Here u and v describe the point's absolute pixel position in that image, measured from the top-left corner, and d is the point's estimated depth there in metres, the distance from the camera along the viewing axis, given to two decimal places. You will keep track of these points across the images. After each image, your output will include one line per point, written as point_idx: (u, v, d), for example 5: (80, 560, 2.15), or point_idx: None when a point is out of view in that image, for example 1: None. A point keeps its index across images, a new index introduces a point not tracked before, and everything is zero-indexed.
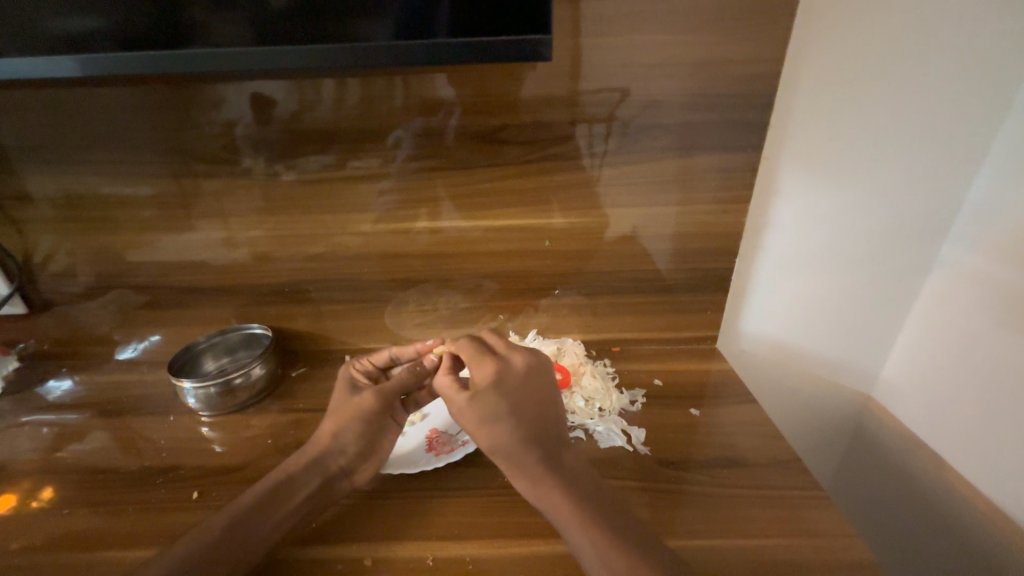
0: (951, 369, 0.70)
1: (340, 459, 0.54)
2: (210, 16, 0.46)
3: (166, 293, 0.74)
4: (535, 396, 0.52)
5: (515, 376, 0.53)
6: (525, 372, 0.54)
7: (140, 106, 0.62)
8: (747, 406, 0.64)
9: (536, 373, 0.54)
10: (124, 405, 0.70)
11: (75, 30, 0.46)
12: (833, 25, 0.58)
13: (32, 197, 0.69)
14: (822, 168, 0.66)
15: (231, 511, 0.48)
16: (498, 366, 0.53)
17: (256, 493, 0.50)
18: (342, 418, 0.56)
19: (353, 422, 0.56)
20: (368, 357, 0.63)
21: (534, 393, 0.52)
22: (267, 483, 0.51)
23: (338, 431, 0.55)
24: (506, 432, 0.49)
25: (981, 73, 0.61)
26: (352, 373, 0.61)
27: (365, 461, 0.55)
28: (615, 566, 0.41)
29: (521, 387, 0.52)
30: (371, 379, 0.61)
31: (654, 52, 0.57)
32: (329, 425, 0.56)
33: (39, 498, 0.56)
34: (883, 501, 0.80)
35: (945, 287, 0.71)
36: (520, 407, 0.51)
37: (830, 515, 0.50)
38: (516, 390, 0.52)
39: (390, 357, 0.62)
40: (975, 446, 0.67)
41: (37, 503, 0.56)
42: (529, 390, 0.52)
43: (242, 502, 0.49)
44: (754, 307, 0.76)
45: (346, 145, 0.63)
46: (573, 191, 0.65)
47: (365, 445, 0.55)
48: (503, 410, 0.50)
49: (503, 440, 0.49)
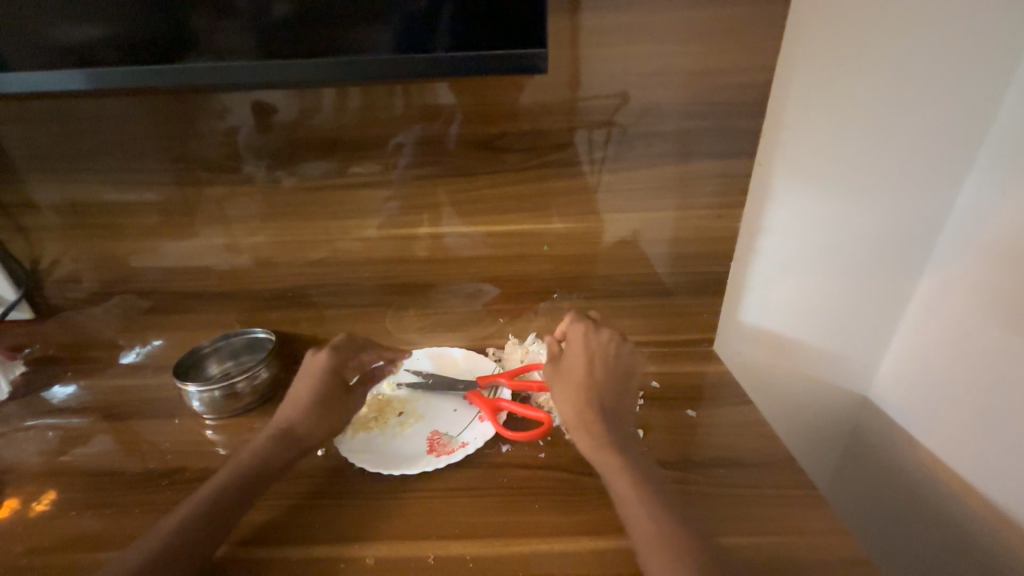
0: (945, 368, 0.71)
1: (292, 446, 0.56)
2: (215, 27, 0.47)
3: (170, 298, 0.75)
4: (610, 361, 0.58)
5: (598, 340, 0.59)
6: (607, 338, 0.59)
7: (145, 115, 0.64)
8: (745, 407, 0.65)
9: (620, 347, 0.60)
10: (127, 408, 0.70)
11: (84, 42, 0.48)
12: (824, 32, 0.60)
13: (38, 205, 0.70)
14: (814, 173, 0.67)
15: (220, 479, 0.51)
16: (587, 327, 0.60)
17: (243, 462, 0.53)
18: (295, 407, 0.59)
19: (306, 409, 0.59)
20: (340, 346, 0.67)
21: (612, 360, 0.58)
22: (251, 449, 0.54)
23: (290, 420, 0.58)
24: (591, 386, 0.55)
25: (971, 78, 0.62)
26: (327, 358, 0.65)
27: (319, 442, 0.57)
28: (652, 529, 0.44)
29: (600, 351, 0.58)
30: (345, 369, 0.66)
31: (648, 61, 0.59)
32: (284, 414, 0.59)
33: (45, 501, 0.57)
34: (880, 501, 0.81)
35: (937, 288, 0.72)
36: (596, 366, 0.57)
37: (826, 514, 0.51)
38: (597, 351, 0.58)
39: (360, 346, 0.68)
40: (970, 446, 0.68)
41: (43, 506, 0.56)
42: (610, 355, 0.58)
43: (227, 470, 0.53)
44: (750, 308, 0.77)
45: (348, 152, 0.65)
46: (572, 197, 0.67)
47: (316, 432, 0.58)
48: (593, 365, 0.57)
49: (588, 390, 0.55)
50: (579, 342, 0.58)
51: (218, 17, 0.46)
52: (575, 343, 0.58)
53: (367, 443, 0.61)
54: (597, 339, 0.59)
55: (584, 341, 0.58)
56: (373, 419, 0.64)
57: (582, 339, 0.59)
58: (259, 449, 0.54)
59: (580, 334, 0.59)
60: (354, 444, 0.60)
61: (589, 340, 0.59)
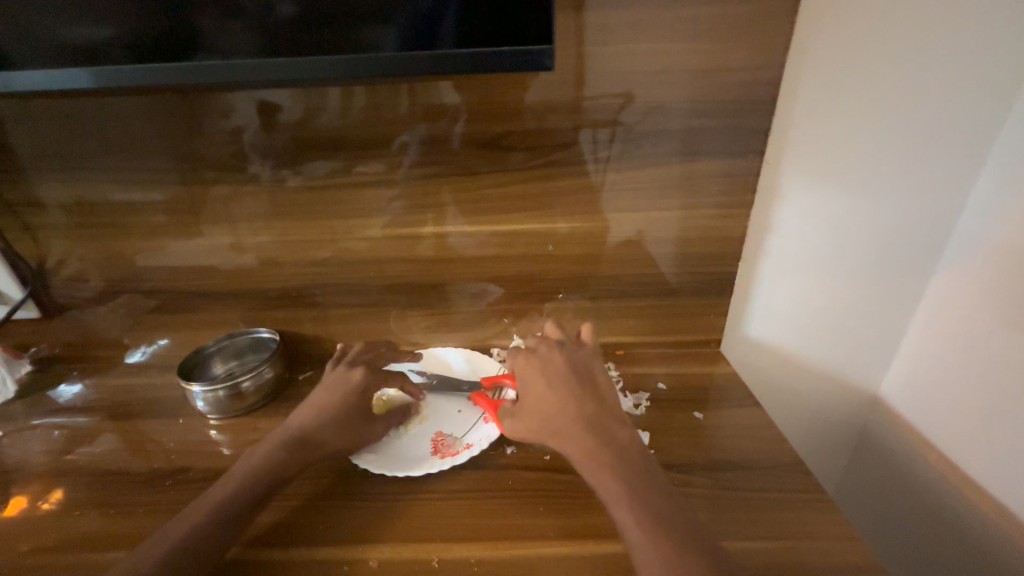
0: (955, 371, 0.70)
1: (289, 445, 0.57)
2: (219, 26, 0.47)
3: (175, 297, 0.76)
4: (559, 372, 0.53)
5: (541, 361, 0.54)
6: (546, 352, 0.55)
7: (150, 115, 0.64)
8: (751, 409, 0.64)
9: (566, 352, 0.55)
10: (132, 407, 0.70)
11: (89, 41, 0.48)
12: (833, 29, 0.59)
13: (45, 204, 0.70)
14: (823, 172, 0.66)
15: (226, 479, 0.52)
16: (525, 356, 0.55)
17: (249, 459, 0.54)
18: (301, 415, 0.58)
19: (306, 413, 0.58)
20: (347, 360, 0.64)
21: (563, 371, 0.53)
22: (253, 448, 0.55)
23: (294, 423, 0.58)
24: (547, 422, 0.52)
25: (983, 76, 0.61)
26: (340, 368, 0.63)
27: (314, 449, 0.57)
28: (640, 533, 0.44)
29: (545, 368, 0.54)
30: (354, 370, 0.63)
31: (655, 59, 0.58)
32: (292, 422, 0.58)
33: (51, 500, 0.57)
34: (889, 504, 0.80)
35: (947, 289, 0.71)
36: (548, 386, 0.53)
37: (835, 519, 0.50)
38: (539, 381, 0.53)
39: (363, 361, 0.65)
40: (979, 451, 0.67)
41: (48, 505, 0.56)
42: (558, 367, 0.54)
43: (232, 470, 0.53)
44: (757, 309, 0.76)
45: (352, 151, 0.64)
46: (577, 197, 0.66)
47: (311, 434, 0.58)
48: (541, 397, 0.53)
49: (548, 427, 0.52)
50: (524, 371, 0.55)
51: (221, 14, 0.46)
52: (522, 371, 0.55)
53: (371, 444, 0.60)
54: (537, 359, 0.55)
55: (528, 369, 0.54)
56: None
57: (527, 370, 0.55)
58: (263, 448, 0.54)
59: (519, 363, 0.55)
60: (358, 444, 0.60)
61: (531, 362, 0.55)
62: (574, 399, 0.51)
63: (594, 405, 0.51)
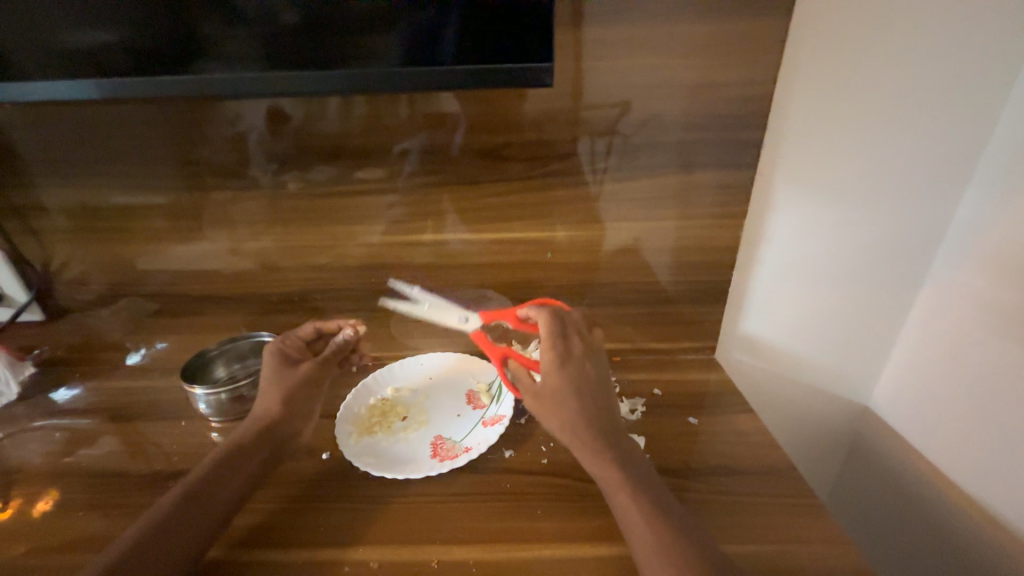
0: (945, 379, 0.72)
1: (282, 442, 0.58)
2: (221, 29, 0.47)
3: (177, 300, 0.76)
4: (592, 374, 0.53)
5: (575, 357, 0.54)
6: (580, 352, 0.55)
7: (157, 121, 0.65)
8: (745, 415, 0.66)
9: (595, 353, 0.56)
10: (133, 410, 0.71)
11: (100, 51, 0.49)
12: (824, 47, 0.61)
13: (51, 208, 0.71)
14: (815, 184, 0.68)
15: (221, 470, 0.52)
16: (559, 348, 0.54)
17: (246, 454, 0.54)
18: (292, 406, 0.59)
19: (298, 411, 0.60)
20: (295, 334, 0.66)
21: (595, 373, 0.54)
22: (251, 442, 0.55)
23: (288, 417, 0.59)
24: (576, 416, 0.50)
25: (969, 94, 0.63)
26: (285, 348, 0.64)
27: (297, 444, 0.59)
28: (648, 532, 0.45)
29: (582, 368, 0.53)
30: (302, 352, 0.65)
31: (652, 74, 0.60)
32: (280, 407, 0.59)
33: (46, 501, 0.58)
34: (881, 511, 0.81)
35: (935, 301, 0.73)
36: (584, 387, 0.52)
37: (826, 523, 0.51)
38: (573, 373, 0.52)
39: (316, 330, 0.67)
40: (970, 457, 0.68)
41: (44, 506, 0.57)
42: (591, 369, 0.54)
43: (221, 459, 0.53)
44: (751, 317, 0.77)
45: (355, 158, 0.66)
46: (575, 206, 0.67)
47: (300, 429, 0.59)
48: (576, 393, 0.51)
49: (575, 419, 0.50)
50: (562, 368, 0.52)
51: (228, 26, 0.47)
52: (560, 368, 0.52)
53: (371, 447, 0.61)
54: (575, 358, 0.54)
55: (567, 368, 0.52)
56: (377, 423, 0.64)
57: (561, 363, 0.53)
58: (261, 446, 0.55)
59: (558, 359, 0.53)
60: (357, 447, 0.60)
61: (570, 361, 0.53)
62: (602, 402, 0.52)
63: (613, 410, 0.53)
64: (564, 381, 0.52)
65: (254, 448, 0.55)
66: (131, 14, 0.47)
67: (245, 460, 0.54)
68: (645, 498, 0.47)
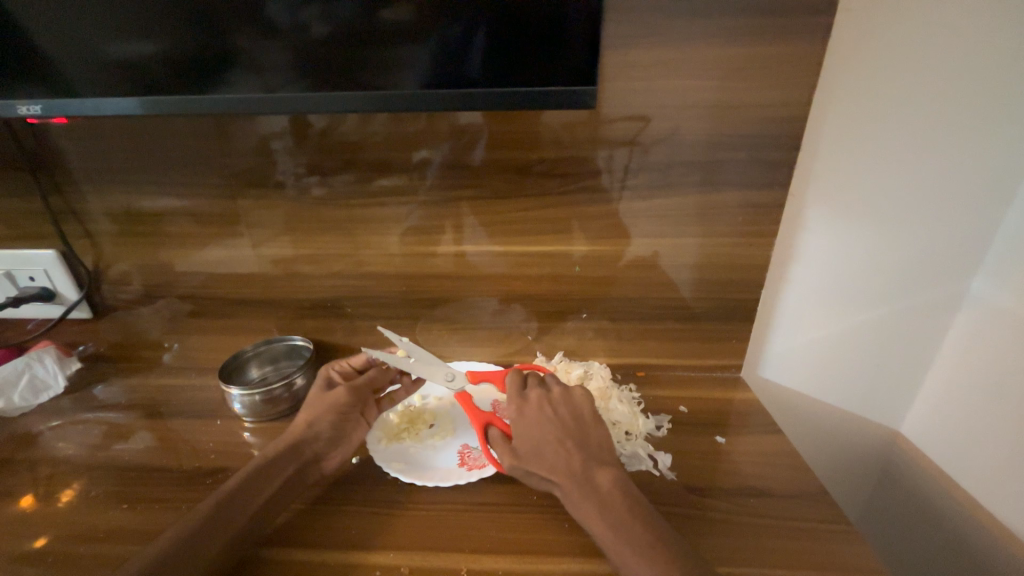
0: (982, 405, 0.69)
1: (315, 445, 0.58)
2: (265, 49, 0.50)
3: (211, 302, 0.79)
4: (552, 420, 0.53)
5: (531, 410, 0.54)
6: (537, 402, 0.55)
7: (199, 132, 0.68)
8: (773, 436, 0.65)
9: (558, 401, 0.55)
10: (169, 407, 0.73)
11: (149, 65, 0.52)
12: (857, 70, 0.61)
13: (98, 212, 0.75)
14: (848, 205, 0.67)
15: (248, 475, 0.53)
16: (515, 406, 0.55)
17: (277, 464, 0.55)
18: (317, 410, 0.60)
19: (330, 412, 0.60)
20: (348, 359, 0.67)
21: (555, 421, 0.53)
22: (279, 451, 0.56)
23: (313, 421, 0.59)
24: (553, 462, 0.50)
25: (1006, 117, 0.62)
26: (330, 373, 0.64)
27: (335, 449, 0.59)
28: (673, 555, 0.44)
29: (539, 419, 0.53)
30: (347, 379, 0.65)
31: (682, 95, 0.60)
32: (304, 416, 0.60)
33: (67, 496, 0.60)
34: (913, 541, 0.78)
35: (971, 325, 0.71)
36: (541, 439, 0.52)
37: (862, 551, 0.50)
38: (530, 425, 0.53)
39: (367, 359, 0.66)
40: (1010, 488, 0.66)
41: (67, 500, 0.59)
42: (550, 417, 0.53)
43: (252, 467, 0.54)
44: (779, 337, 0.76)
45: (387, 169, 0.68)
46: (602, 221, 0.68)
47: (335, 433, 0.59)
48: (544, 441, 0.52)
49: (557, 461, 0.50)
50: (518, 423, 0.53)
51: (268, 46, 0.50)
52: (517, 422, 0.53)
53: (401, 454, 0.62)
54: (531, 409, 0.54)
55: (522, 421, 0.53)
56: (405, 430, 0.64)
57: (519, 419, 0.54)
58: (281, 446, 0.57)
59: (513, 417, 0.54)
60: (388, 453, 0.61)
61: (526, 413, 0.54)
62: (565, 448, 0.51)
63: (583, 451, 0.51)
64: (529, 435, 0.52)
65: (285, 459, 0.56)
66: (183, 33, 0.50)
67: (275, 469, 0.54)
68: (642, 532, 0.46)
